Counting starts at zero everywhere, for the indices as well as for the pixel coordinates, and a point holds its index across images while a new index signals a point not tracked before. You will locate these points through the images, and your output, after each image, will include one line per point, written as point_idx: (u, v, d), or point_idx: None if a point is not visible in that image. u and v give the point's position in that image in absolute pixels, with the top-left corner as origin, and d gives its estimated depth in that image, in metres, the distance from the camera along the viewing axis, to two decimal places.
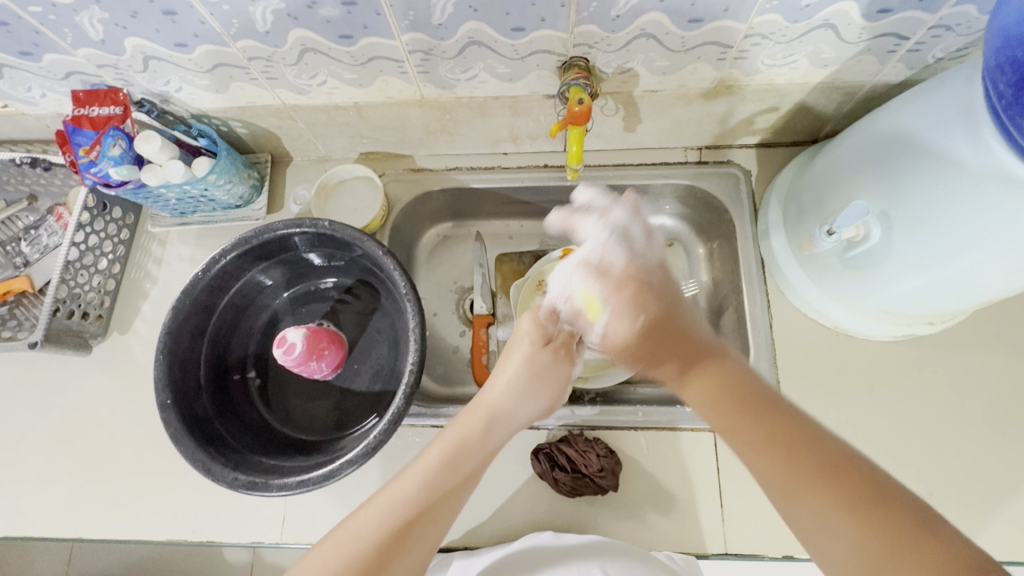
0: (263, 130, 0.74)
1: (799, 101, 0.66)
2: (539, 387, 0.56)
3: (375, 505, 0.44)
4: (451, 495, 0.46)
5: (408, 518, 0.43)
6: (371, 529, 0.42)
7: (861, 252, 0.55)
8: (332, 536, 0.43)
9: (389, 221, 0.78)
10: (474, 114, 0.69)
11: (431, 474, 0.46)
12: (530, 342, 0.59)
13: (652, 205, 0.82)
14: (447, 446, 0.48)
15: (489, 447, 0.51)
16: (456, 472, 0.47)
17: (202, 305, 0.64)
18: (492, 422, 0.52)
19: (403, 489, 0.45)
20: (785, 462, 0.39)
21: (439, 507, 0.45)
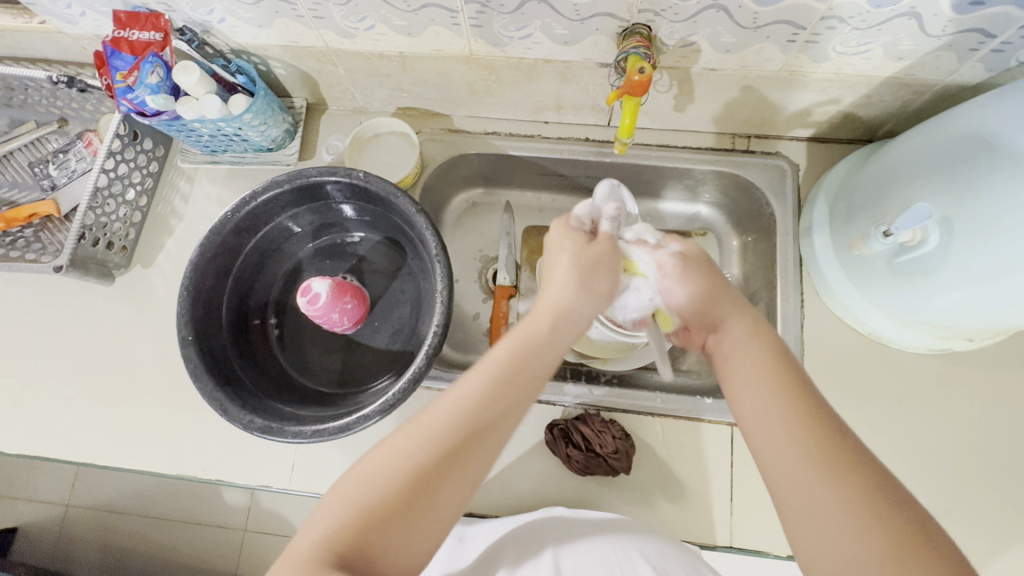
0: (302, 73, 0.71)
1: (863, 95, 0.63)
2: (596, 274, 0.49)
3: (444, 399, 0.42)
4: (522, 388, 0.43)
5: (475, 416, 0.41)
6: (439, 424, 0.41)
7: (912, 258, 0.53)
8: (402, 429, 0.41)
9: (421, 180, 0.76)
10: (521, 77, 0.66)
11: (503, 369, 0.43)
12: (567, 246, 0.51)
13: (690, 191, 0.79)
14: (514, 346, 0.44)
15: (559, 343, 0.46)
16: (526, 372, 0.44)
17: (229, 245, 0.63)
18: (562, 319, 0.47)
19: (469, 387, 0.42)
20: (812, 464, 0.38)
21: (510, 405, 0.42)
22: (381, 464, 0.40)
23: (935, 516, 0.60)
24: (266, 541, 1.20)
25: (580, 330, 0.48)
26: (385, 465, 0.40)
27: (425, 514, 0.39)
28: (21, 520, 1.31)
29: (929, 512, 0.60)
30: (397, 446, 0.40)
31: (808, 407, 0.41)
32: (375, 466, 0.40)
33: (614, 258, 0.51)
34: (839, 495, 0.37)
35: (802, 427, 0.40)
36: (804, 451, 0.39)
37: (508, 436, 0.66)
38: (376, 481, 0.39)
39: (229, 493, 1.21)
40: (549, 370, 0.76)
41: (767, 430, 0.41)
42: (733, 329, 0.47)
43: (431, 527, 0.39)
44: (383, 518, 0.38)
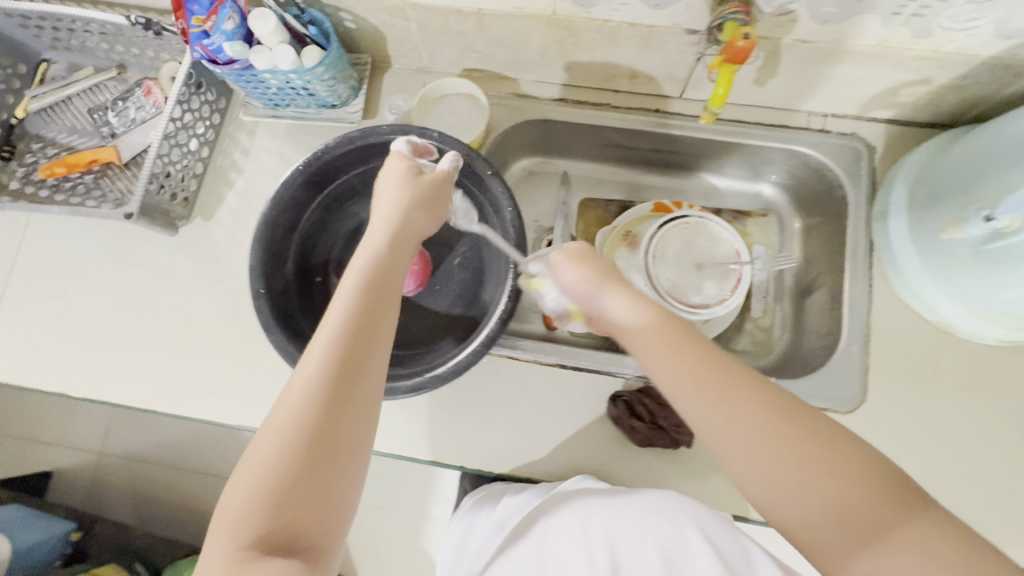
0: (371, 28, 0.70)
1: (957, 76, 0.61)
2: (436, 202, 0.56)
3: (318, 348, 0.45)
4: (386, 314, 0.48)
5: (349, 353, 0.45)
6: (315, 370, 0.44)
7: (1003, 247, 0.54)
8: (286, 387, 0.44)
9: (485, 145, 0.75)
10: (601, 41, 0.64)
11: (356, 309, 0.47)
12: (397, 183, 0.54)
13: (756, 169, 0.78)
14: (363, 275, 0.49)
15: (403, 259, 0.52)
16: (385, 295, 0.49)
17: (297, 200, 0.63)
18: (401, 239, 0.53)
19: (332, 325, 0.46)
20: (772, 443, 0.41)
21: (372, 329, 0.47)
22: (279, 423, 0.43)
23: (993, 507, 0.60)
24: None
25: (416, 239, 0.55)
26: (282, 419, 0.43)
27: (330, 468, 0.42)
28: (54, 465, 1.35)
29: (988, 503, 0.60)
30: (284, 402, 0.44)
31: (761, 403, 0.42)
32: (274, 428, 0.43)
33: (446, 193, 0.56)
34: (799, 469, 0.40)
35: (750, 413, 0.42)
36: (768, 459, 0.40)
37: (566, 405, 0.66)
38: (279, 439, 0.42)
39: None
40: (604, 343, 0.77)
41: (737, 450, 0.42)
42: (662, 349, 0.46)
43: (337, 479, 0.42)
44: (280, 496, 0.41)
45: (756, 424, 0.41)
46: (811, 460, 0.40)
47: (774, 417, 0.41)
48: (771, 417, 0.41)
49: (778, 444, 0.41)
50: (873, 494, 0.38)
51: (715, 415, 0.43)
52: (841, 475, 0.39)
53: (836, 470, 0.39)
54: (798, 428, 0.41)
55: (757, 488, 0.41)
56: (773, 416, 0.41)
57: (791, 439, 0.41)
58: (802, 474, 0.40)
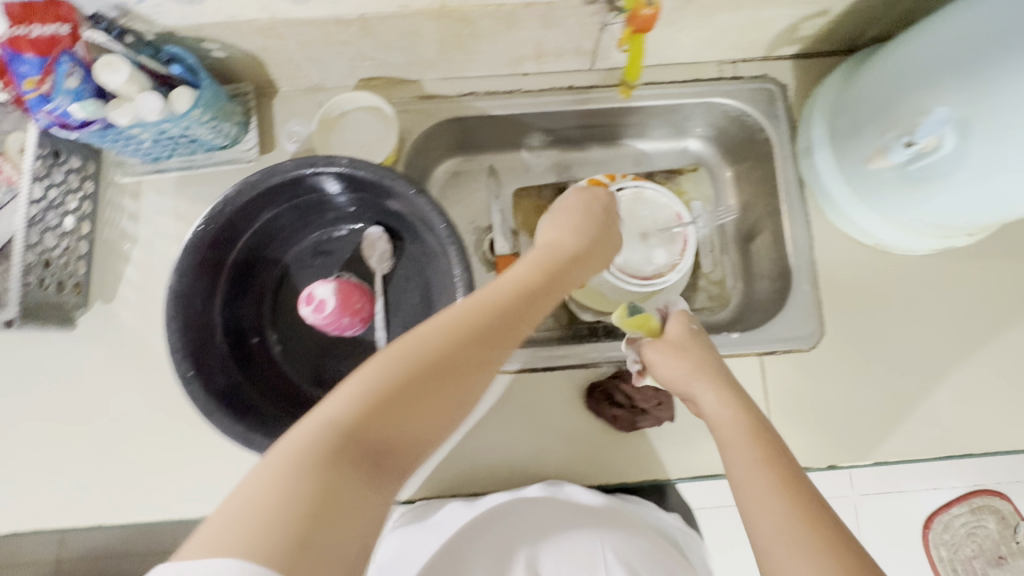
0: (245, 54, 0.62)
1: (850, 3, 0.61)
2: (614, 224, 0.60)
3: (479, 295, 0.42)
4: (547, 302, 0.46)
5: (501, 322, 0.42)
6: (481, 316, 0.41)
7: (927, 164, 0.53)
8: (426, 322, 0.40)
9: (402, 156, 0.70)
10: (499, 26, 0.60)
11: (456, 338, 0.39)
12: (582, 204, 0.58)
13: (679, 126, 0.77)
14: (542, 261, 0.49)
15: (580, 257, 0.53)
16: (531, 309, 0.44)
17: (208, 263, 0.56)
18: (597, 237, 0.55)
19: (503, 287, 0.44)
20: (785, 488, 0.40)
21: (531, 316, 0.44)
22: (393, 356, 0.37)
23: (953, 404, 0.64)
24: None
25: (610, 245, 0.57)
26: (363, 366, 0.37)
27: (326, 548, 0.30)
28: None
29: (947, 401, 0.64)
30: (423, 332, 0.39)
31: (784, 473, 0.42)
32: (402, 353, 0.37)
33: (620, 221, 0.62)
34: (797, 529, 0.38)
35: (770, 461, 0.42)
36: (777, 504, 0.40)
37: (546, 407, 0.64)
38: (386, 373, 0.36)
39: None
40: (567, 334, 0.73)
41: (740, 477, 0.43)
42: (710, 391, 0.50)
43: (329, 572, 0.30)
44: (254, 571, 0.28)
45: (756, 450, 0.43)
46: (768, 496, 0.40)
47: (760, 449, 0.43)
48: (756, 446, 0.44)
49: (752, 472, 0.42)
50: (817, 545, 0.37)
51: (731, 442, 0.45)
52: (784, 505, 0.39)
53: (785, 501, 0.40)
54: (771, 449, 0.44)
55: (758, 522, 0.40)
56: (759, 444, 0.44)
57: (764, 469, 0.42)
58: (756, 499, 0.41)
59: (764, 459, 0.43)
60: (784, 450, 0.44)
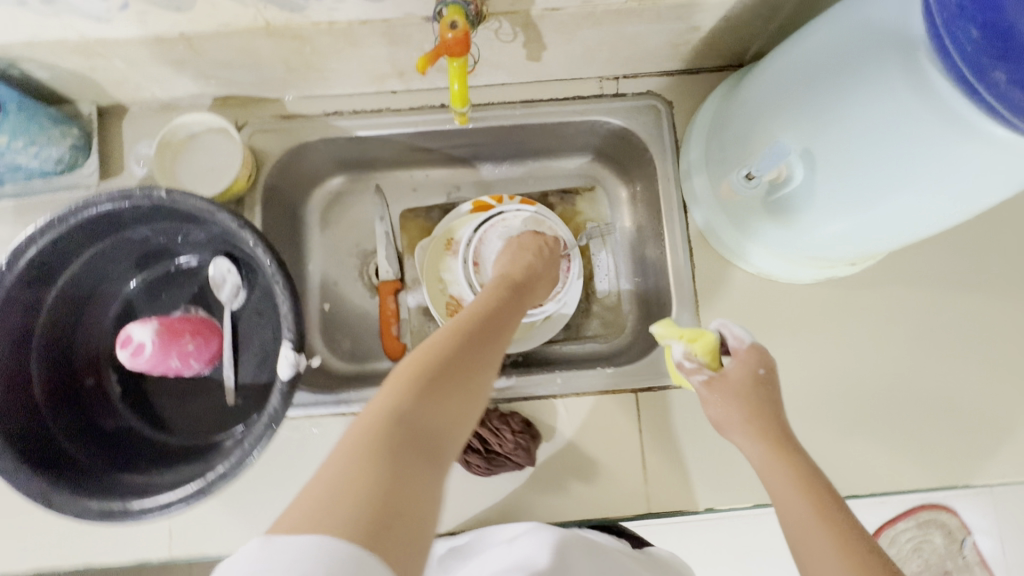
0: (72, 73, 0.57)
1: (721, 18, 0.57)
2: (552, 265, 0.66)
3: (455, 322, 0.47)
4: (511, 328, 0.51)
5: (479, 340, 0.46)
6: (461, 334, 0.45)
7: (784, 194, 0.50)
8: (422, 342, 0.44)
9: (261, 180, 0.65)
10: (343, 44, 0.56)
11: (456, 351, 0.43)
12: (539, 245, 0.66)
13: (568, 144, 0.73)
14: (501, 295, 0.55)
15: (529, 293, 0.59)
16: (504, 336, 0.49)
17: (17, 305, 0.52)
18: (534, 273, 0.62)
19: (473, 314, 0.49)
20: (824, 513, 0.42)
21: (501, 339, 0.48)
22: (411, 364, 0.41)
23: (839, 440, 0.61)
24: None
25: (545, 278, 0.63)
26: (400, 373, 0.40)
27: (403, 519, 0.31)
28: None
29: (834, 438, 0.61)
30: (429, 346, 0.43)
31: (817, 501, 0.43)
32: (416, 362, 0.41)
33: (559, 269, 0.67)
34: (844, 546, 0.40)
35: (796, 488, 0.45)
36: (817, 523, 0.42)
37: None
38: (413, 374, 0.40)
39: None
40: None
41: (787, 499, 0.45)
42: (744, 429, 0.50)
43: (409, 549, 0.30)
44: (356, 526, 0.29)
45: (794, 484, 0.45)
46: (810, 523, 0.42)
47: (801, 484, 0.45)
48: (807, 482, 0.45)
49: (793, 508, 0.44)
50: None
51: (772, 483, 0.47)
52: (826, 535, 0.41)
53: (833, 533, 0.41)
54: (814, 485, 0.45)
55: (801, 542, 0.42)
56: (801, 481, 0.45)
57: (801, 502, 0.44)
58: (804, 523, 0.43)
59: (809, 495, 0.44)
60: (825, 481, 0.45)
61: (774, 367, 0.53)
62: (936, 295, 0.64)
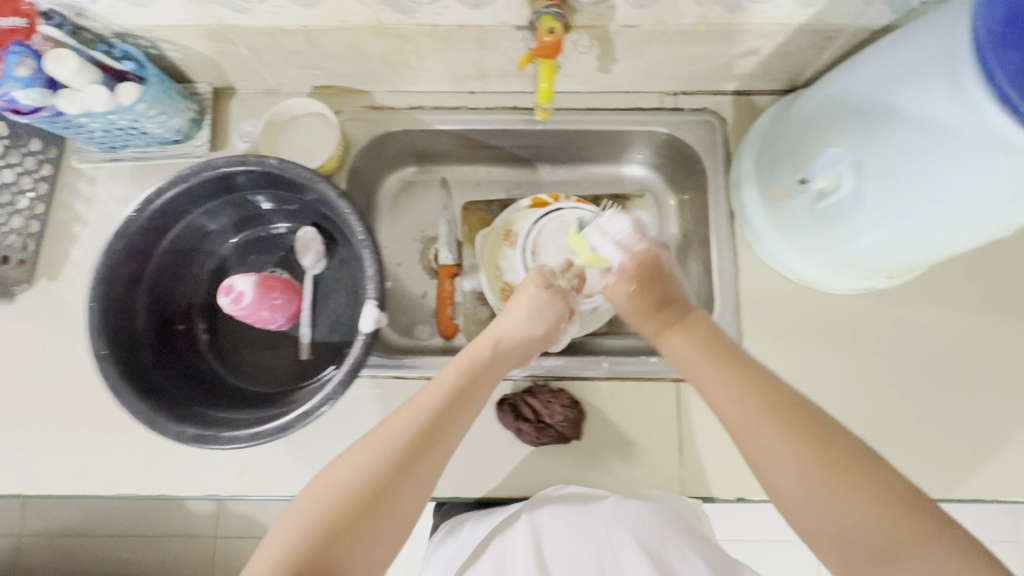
0: (200, 56, 0.66)
1: (780, 44, 0.63)
2: (541, 317, 0.63)
3: (381, 427, 0.49)
4: (437, 448, 0.48)
5: (390, 480, 0.45)
6: (368, 478, 0.45)
7: (831, 204, 0.54)
8: (321, 472, 0.46)
9: (347, 162, 0.73)
10: (438, 45, 0.63)
11: (374, 466, 0.46)
12: (531, 285, 0.65)
13: (625, 152, 0.79)
14: (443, 397, 0.51)
15: (485, 383, 0.55)
16: (443, 427, 0.50)
17: (137, 249, 0.59)
18: (505, 342, 0.59)
19: (392, 435, 0.48)
20: (810, 452, 0.42)
21: (417, 470, 0.47)
22: (305, 511, 0.44)
23: (868, 445, 0.64)
24: (239, 543, 1.24)
25: (518, 351, 0.60)
26: (301, 516, 0.43)
27: None
28: None
29: (863, 442, 0.64)
30: (324, 491, 0.45)
31: (802, 434, 0.43)
32: (306, 514, 0.43)
33: (563, 308, 0.65)
34: (842, 485, 0.40)
35: (777, 430, 0.44)
36: (803, 467, 0.42)
37: None
38: (302, 528, 0.42)
39: (194, 503, 1.24)
40: None
41: (769, 449, 0.44)
42: (718, 378, 0.50)
43: None
44: None
45: (753, 414, 0.45)
46: (780, 446, 0.43)
47: (758, 409, 0.46)
48: (761, 406, 0.46)
49: (757, 437, 0.45)
50: (846, 488, 0.40)
51: (728, 418, 0.47)
52: (802, 452, 0.42)
53: (806, 448, 0.42)
54: (773, 404, 0.45)
55: (802, 501, 0.42)
56: (757, 405, 0.46)
57: (767, 430, 0.44)
58: (774, 447, 0.43)
59: (768, 421, 0.45)
60: (783, 392, 0.47)
61: (666, 253, 0.63)
62: (970, 315, 0.67)
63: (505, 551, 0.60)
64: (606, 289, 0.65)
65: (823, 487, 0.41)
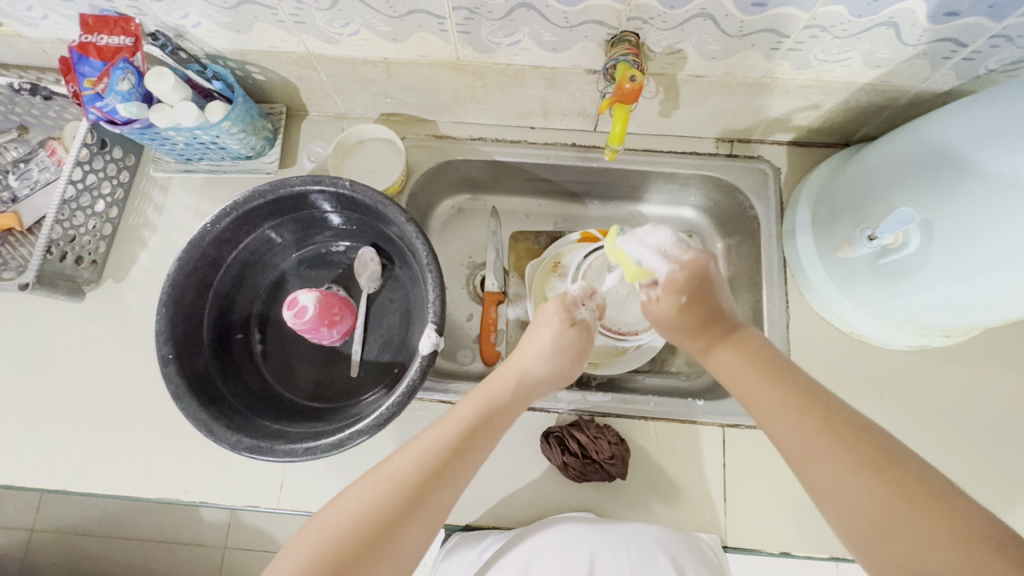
0: (282, 79, 0.69)
1: (841, 101, 0.65)
2: (567, 360, 0.56)
3: (392, 464, 0.43)
4: (446, 488, 0.43)
5: (397, 514, 0.40)
6: (374, 512, 0.40)
7: (894, 259, 0.55)
8: (330, 505, 0.41)
9: (407, 186, 0.75)
10: (509, 83, 0.66)
11: (380, 504, 0.40)
12: (555, 319, 0.58)
13: (675, 193, 0.80)
14: (455, 431, 0.46)
15: (499, 427, 0.49)
16: (452, 470, 0.43)
17: (209, 258, 0.60)
18: (521, 385, 0.52)
19: (400, 470, 0.42)
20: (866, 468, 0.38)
21: (427, 510, 0.41)
22: (311, 542, 0.38)
23: None
24: (248, 557, 1.21)
25: (535, 392, 0.54)
26: (307, 545, 0.38)
27: None
28: None
29: None
30: (331, 526, 0.39)
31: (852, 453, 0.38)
32: (308, 549, 0.38)
33: (585, 346, 0.58)
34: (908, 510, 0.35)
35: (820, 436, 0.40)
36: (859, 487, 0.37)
37: (504, 444, 0.66)
38: (304, 560, 0.37)
39: (207, 511, 1.22)
40: None
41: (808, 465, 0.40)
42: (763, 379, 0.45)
43: None
44: None
45: (807, 440, 0.40)
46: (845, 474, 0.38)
47: (805, 426, 0.41)
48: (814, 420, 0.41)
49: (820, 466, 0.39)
50: (914, 517, 0.35)
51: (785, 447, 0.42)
52: (865, 486, 0.37)
53: (874, 479, 0.37)
54: (836, 429, 0.40)
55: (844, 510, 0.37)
56: (805, 420, 0.41)
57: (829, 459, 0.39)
58: (839, 477, 0.38)
59: (824, 445, 0.39)
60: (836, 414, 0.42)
61: (711, 260, 0.52)
62: None
63: (531, 556, 0.56)
64: (647, 303, 0.54)
65: (887, 522, 0.35)
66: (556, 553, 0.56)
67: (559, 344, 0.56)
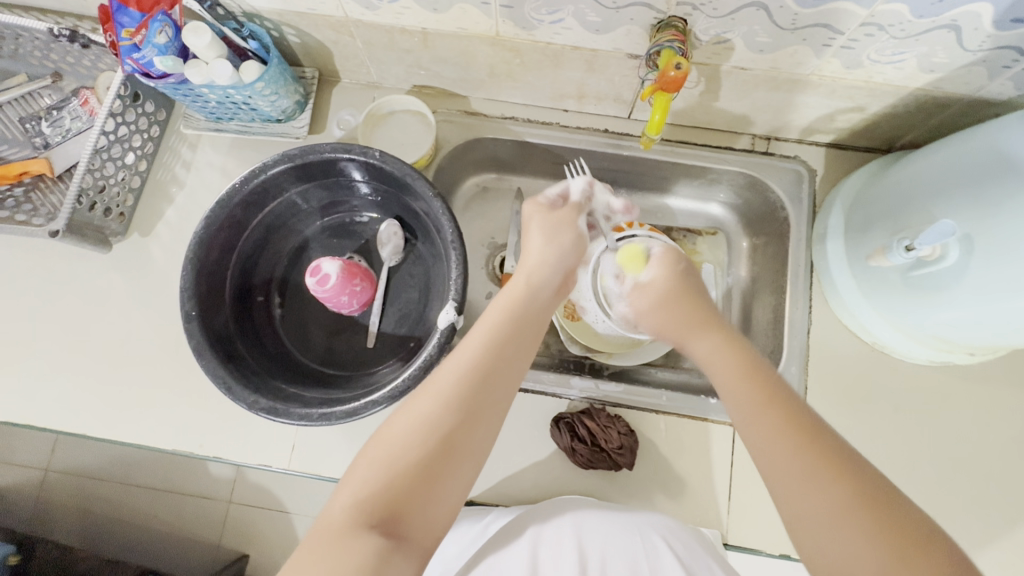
0: (317, 43, 0.69)
1: (889, 105, 0.63)
2: (566, 236, 0.58)
3: (441, 371, 0.45)
4: (495, 385, 0.45)
5: (455, 419, 0.42)
6: (433, 421, 0.42)
7: (930, 272, 0.53)
8: (389, 420, 0.43)
9: (435, 161, 0.74)
10: (547, 63, 0.65)
11: (436, 412, 0.42)
12: (535, 218, 0.59)
13: (705, 188, 0.79)
14: (492, 335, 0.47)
15: (535, 322, 0.51)
16: (501, 369, 0.46)
17: (235, 218, 0.60)
18: (533, 280, 0.54)
19: (449, 378, 0.44)
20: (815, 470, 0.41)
21: (481, 412, 0.43)
22: (365, 462, 0.41)
23: None
24: (250, 513, 1.24)
25: (555, 277, 0.56)
26: (370, 457, 0.41)
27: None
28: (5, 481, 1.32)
29: None
30: (391, 438, 0.42)
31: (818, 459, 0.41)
32: (371, 459, 0.41)
33: (579, 218, 0.60)
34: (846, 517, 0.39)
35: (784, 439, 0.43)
36: (821, 496, 0.40)
37: (513, 426, 0.66)
38: (369, 471, 0.40)
39: (214, 466, 1.25)
40: (554, 362, 0.75)
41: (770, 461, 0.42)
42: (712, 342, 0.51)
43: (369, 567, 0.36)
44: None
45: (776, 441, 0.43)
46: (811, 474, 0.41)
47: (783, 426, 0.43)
48: (787, 434, 0.43)
49: (791, 466, 0.41)
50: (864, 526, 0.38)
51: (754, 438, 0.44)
52: (824, 492, 0.40)
53: (833, 486, 0.40)
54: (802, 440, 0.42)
55: (801, 512, 0.40)
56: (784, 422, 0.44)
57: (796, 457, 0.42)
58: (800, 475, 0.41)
59: (794, 443, 0.42)
60: (806, 417, 0.44)
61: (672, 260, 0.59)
62: None
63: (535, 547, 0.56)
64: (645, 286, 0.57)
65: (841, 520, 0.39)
66: (569, 550, 0.55)
67: (552, 233, 0.58)
